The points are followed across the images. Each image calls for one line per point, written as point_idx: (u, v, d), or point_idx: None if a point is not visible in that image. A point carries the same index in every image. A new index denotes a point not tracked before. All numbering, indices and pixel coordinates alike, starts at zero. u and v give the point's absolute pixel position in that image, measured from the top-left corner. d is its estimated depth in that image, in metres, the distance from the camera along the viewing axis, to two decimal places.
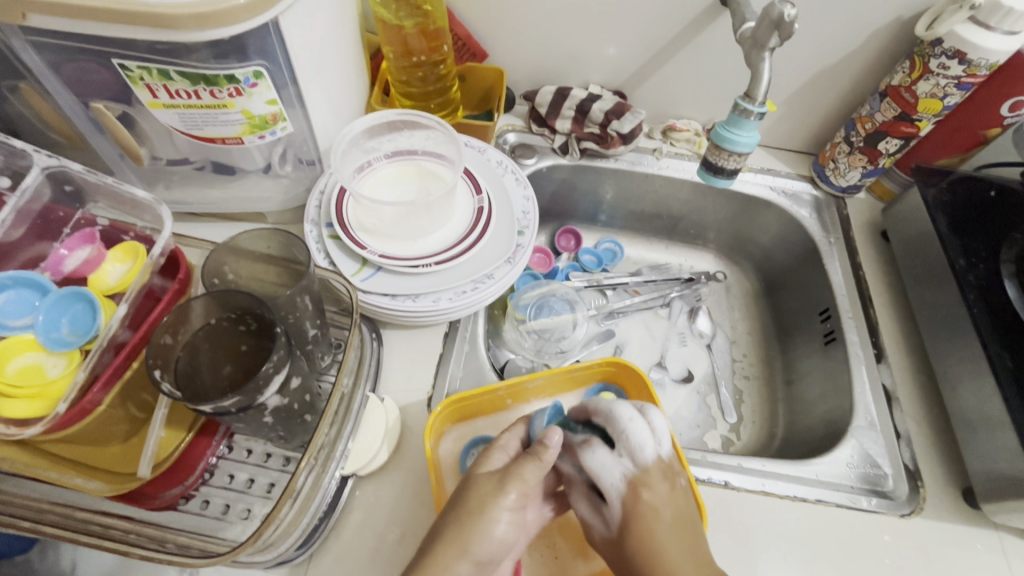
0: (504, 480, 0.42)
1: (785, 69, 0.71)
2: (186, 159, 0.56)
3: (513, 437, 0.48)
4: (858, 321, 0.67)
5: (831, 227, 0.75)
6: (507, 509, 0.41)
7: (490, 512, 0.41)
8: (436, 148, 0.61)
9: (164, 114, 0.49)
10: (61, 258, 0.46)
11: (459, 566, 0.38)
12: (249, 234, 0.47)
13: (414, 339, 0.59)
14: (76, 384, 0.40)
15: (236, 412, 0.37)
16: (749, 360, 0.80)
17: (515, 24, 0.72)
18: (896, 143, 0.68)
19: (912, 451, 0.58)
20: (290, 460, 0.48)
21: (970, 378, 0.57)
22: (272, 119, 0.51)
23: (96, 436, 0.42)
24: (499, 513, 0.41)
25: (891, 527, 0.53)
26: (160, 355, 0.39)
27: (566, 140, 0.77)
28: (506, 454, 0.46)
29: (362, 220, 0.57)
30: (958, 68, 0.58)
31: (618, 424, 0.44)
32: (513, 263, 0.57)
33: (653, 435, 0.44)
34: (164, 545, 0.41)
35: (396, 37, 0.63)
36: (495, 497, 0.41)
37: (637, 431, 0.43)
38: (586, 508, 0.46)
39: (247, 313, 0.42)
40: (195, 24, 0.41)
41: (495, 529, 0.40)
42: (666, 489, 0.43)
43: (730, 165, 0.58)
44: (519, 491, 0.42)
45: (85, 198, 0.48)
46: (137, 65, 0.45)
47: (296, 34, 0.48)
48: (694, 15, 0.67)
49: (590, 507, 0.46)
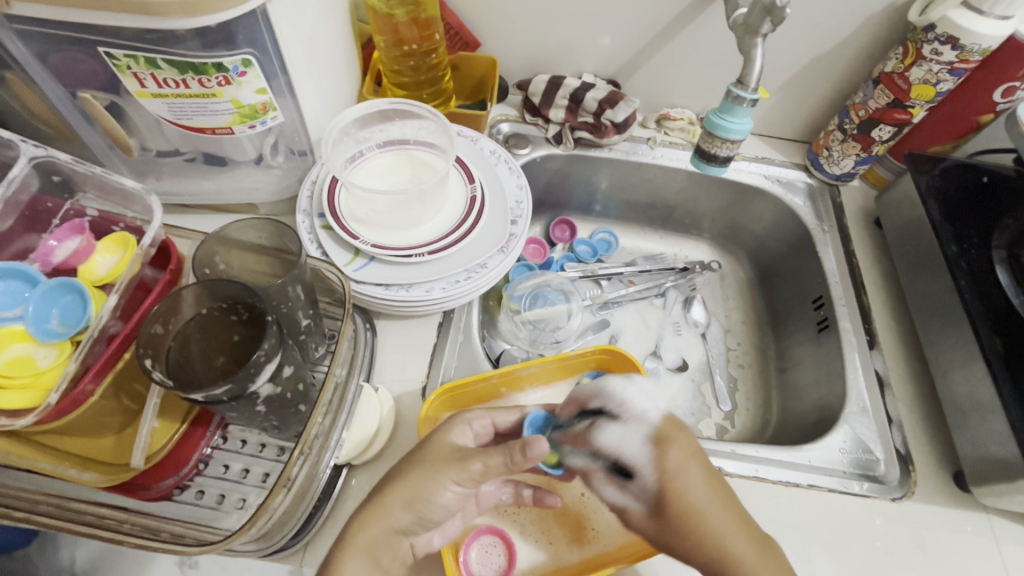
0: (463, 457, 0.43)
1: (779, 56, 0.71)
2: (176, 150, 0.55)
3: (486, 418, 0.49)
4: (851, 309, 0.68)
5: (825, 215, 0.75)
6: (454, 481, 0.43)
7: (437, 482, 0.42)
8: (428, 137, 0.61)
9: (152, 103, 0.48)
10: (50, 249, 0.45)
11: (400, 515, 0.42)
12: (240, 224, 0.46)
13: (409, 329, 0.59)
14: (66, 374, 0.40)
15: (228, 401, 0.37)
16: (743, 349, 0.80)
17: (508, 13, 0.71)
18: (889, 130, 0.68)
19: (904, 436, 0.59)
20: (284, 449, 0.48)
21: (962, 363, 0.57)
22: (262, 109, 0.51)
23: (89, 427, 0.43)
24: (445, 482, 0.42)
25: (883, 510, 0.54)
26: (151, 345, 0.39)
27: (560, 130, 0.76)
28: (470, 431, 0.47)
29: (354, 210, 0.56)
30: (951, 53, 0.58)
31: (615, 398, 0.47)
32: (506, 252, 0.57)
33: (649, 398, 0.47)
34: (158, 534, 0.41)
35: (387, 26, 0.63)
36: (449, 467, 0.42)
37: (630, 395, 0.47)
38: (613, 492, 0.46)
39: (238, 302, 0.41)
40: (182, 11, 0.41)
41: (439, 496, 0.42)
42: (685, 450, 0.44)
43: (723, 153, 0.57)
44: (475, 469, 0.43)
45: (74, 189, 0.47)
46: (124, 54, 0.44)
47: (285, 22, 0.48)
48: (688, 2, 0.67)
49: (618, 490, 0.45)
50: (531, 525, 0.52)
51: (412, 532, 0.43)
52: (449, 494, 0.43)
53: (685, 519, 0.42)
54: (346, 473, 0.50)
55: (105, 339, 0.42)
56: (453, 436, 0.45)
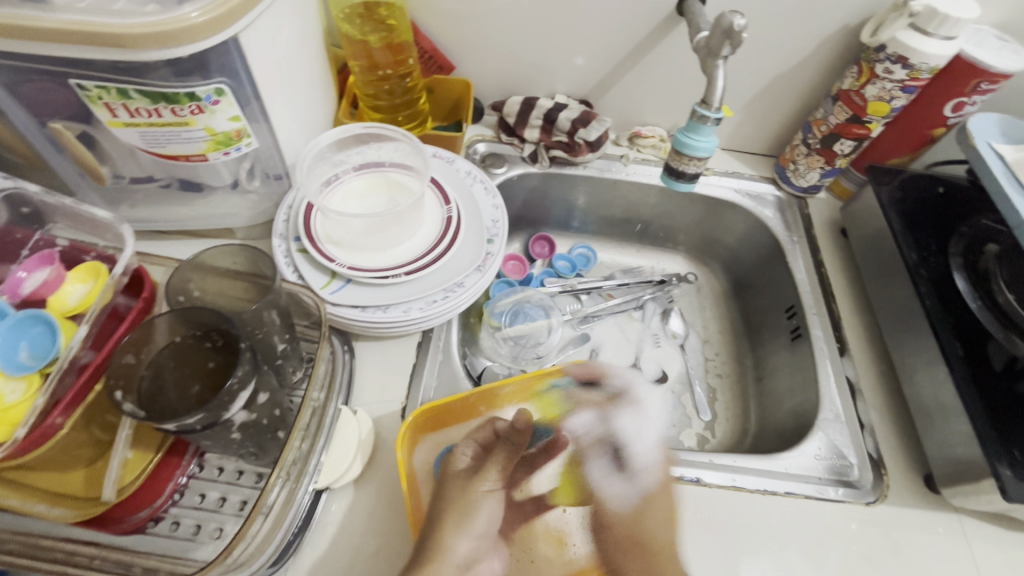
0: (476, 471, 0.51)
1: (743, 75, 0.74)
2: (150, 177, 0.55)
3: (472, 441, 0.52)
4: (821, 317, 0.70)
5: (794, 226, 0.78)
6: (485, 493, 0.50)
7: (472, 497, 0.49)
8: (404, 159, 0.62)
9: (125, 132, 0.49)
10: (19, 281, 0.44)
11: (460, 543, 0.46)
12: (214, 250, 0.47)
13: (388, 350, 0.59)
14: (35, 408, 0.39)
15: (201, 429, 0.37)
16: (721, 359, 0.82)
17: (480, 37, 0.73)
18: (850, 144, 0.71)
19: (875, 441, 0.60)
20: (262, 476, 0.48)
21: (926, 367, 0.59)
22: (236, 135, 0.51)
23: (59, 460, 0.42)
24: (479, 496, 0.49)
25: (858, 515, 0.55)
26: (122, 375, 0.39)
27: (535, 149, 0.78)
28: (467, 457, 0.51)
29: (330, 233, 0.57)
30: (902, 72, 0.61)
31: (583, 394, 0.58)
32: (483, 271, 0.58)
33: (639, 432, 0.57)
34: (130, 569, 0.41)
35: (362, 51, 0.64)
36: (470, 490, 0.49)
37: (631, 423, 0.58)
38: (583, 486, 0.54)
39: (212, 329, 0.41)
40: (153, 44, 0.41)
41: (478, 509, 0.48)
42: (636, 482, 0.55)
43: (690, 170, 0.59)
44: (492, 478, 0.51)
45: (45, 219, 0.47)
46: (95, 85, 0.45)
47: (257, 51, 0.48)
48: (654, 25, 0.69)
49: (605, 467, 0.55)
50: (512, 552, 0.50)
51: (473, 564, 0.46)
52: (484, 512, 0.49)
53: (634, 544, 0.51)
54: (327, 497, 0.50)
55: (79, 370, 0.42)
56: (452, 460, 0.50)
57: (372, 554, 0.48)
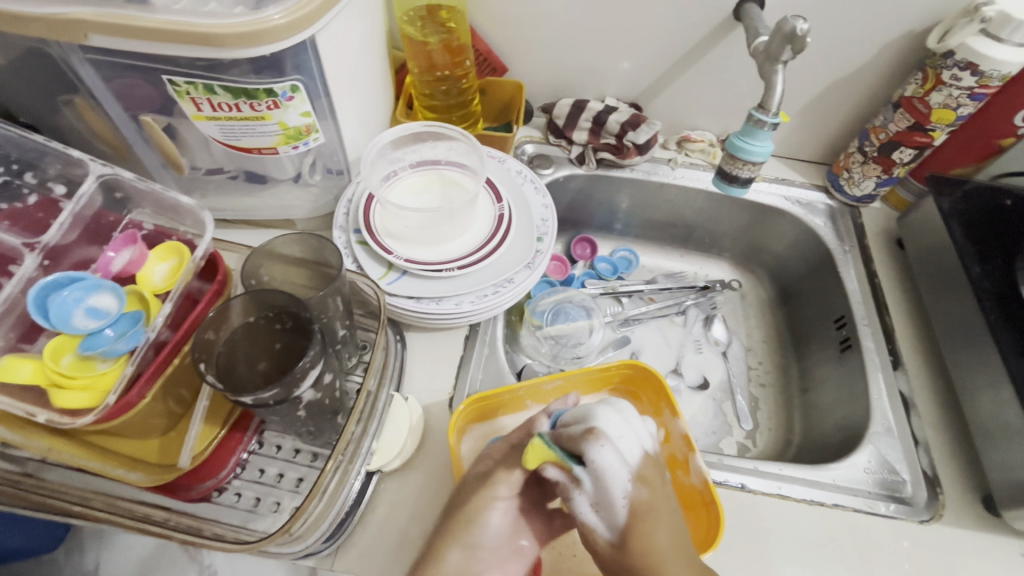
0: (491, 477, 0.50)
1: (797, 82, 0.73)
2: (222, 168, 0.59)
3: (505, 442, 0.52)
4: (873, 328, 0.68)
5: (846, 235, 0.76)
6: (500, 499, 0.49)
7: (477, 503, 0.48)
8: (458, 158, 0.64)
9: (206, 126, 0.52)
10: (109, 259, 0.48)
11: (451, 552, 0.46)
12: (283, 238, 0.50)
13: (437, 342, 0.61)
14: (122, 377, 0.42)
15: (273, 404, 0.39)
16: (764, 368, 0.81)
17: (535, 41, 0.75)
18: (910, 152, 0.69)
19: (930, 457, 0.58)
20: (318, 455, 0.50)
21: (987, 385, 0.57)
22: (305, 131, 0.54)
23: (139, 428, 0.45)
24: (493, 502, 0.49)
25: (910, 533, 0.54)
26: (203, 350, 0.41)
27: (583, 150, 0.79)
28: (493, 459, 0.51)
29: (388, 227, 0.60)
30: (970, 79, 0.59)
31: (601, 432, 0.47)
32: (532, 268, 0.59)
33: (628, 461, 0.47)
34: (201, 532, 0.43)
35: (421, 53, 0.67)
36: (485, 495, 0.49)
37: (622, 430, 0.48)
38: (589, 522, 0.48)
39: (283, 312, 0.44)
40: (240, 42, 0.44)
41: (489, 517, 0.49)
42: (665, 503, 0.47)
43: (744, 174, 0.59)
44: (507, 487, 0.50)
45: (131, 205, 0.51)
46: (184, 81, 0.48)
47: (329, 50, 0.51)
48: (709, 29, 0.69)
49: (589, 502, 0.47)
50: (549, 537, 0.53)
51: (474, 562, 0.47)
52: (495, 513, 0.49)
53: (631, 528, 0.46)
54: (377, 479, 0.52)
55: (225, 349, 0.44)
56: (481, 465, 0.51)
57: (419, 537, 0.50)
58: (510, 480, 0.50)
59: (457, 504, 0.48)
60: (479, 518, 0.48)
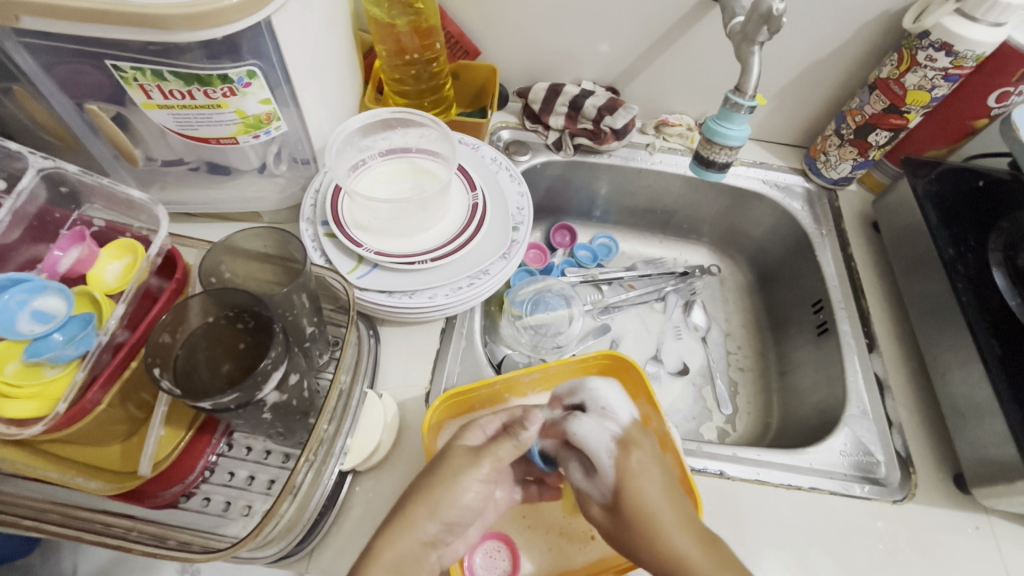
0: (480, 454, 0.45)
1: (775, 63, 0.72)
2: (180, 160, 0.56)
3: (493, 419, 0.48)
4: (850, 311, 0.68)
5: (823, 219, 0.76)
6: (479, 480, 0.44)
7: (462, 481, 0.43)
8: (430, 146, 0.62)
9: (158, 114, 0.49)
10: (56, 259, 0.46)
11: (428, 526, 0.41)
12: (245, 233, 0.47)
13: (412, 336, 0.59)
14: (75, 383, 0.40)
15: (235, 408, 0.37)
16: (744, 352, 0.81)
17: (508, 23, 0.72)
18: (885, 135, 0.68)
19: (903, 438, 0.59)
20: (290, 456, 0.49)
21: (959, 365, 0.58)
22: (266, 119, 0.51)
23: (95, 437, 0.43)
24: (470, 482, 0.43)
25: (884, 513, 0.54)
26: (160, 353, 0.39)
27: (559, 136, 0.77)
28: (483, 433, 0.47)
29: (357, 218, 0.57)
30: (945, 60, 0.59)
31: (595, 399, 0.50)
32: (508, 258, 0.58)
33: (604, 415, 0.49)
34: (165, 541, 0.42)
35: (389, 35, 0.64)
36: (470, 468, 0.44)
37: (610, 399, 0.50)
38: (579, 480, 0.47)
39: (244, 311, 0.42)
40: (189, 24, 0.41)
41: (463, 496, 0.43)
42: (650, 455, 0.45)
43: (721, 159, 0.58)
44: (494, 465, 0.45)
45: (81, 200, 0.48)
46: (130, 66, 0.45)
47: (288, 34, 0.48)
48: (685, 11, 0.68)
49: (583, 475, 0.46)
50: (519, 510, 0.54)
51: (442, 543, 0.43)
52: (471, 493, 0.43)
53: (643, 522, 0.40)
54: (351, 479, 0.51)
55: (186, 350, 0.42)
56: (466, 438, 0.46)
57: None
58: (498, 456, 0.45)
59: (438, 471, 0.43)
60: (457, 482, 0.43)
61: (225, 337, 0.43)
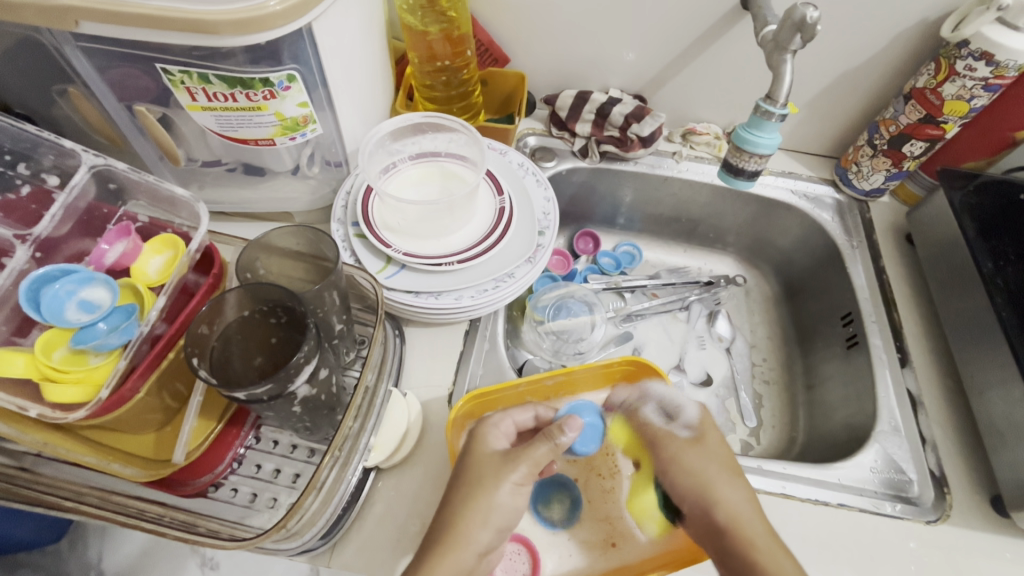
0: (515, 457, 0.48)
1: (806, 72, 0.71)
2: (219, 160, 0.58)
3: (507, 420, 0.51)
4: (881, 325, 0.67)
5: (854, 230, 0.74)
6: (514, 482, 0.46)
7: (496, 483, 0.46)
8: (459, 150, 0.63)
9: (201, 116, 0.51)
10: (102, 252, 0.48)
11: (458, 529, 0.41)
12: (279, 231, 0.49)
13: (436, 337, 0.60)
14: (117, 371, 0.42)
15: (268, 400, 0.38)
16: (769, 365, 0.79)
17: (537, 32, 0.73)
18: (921, 146, 0.67)
19: (938, 457, 0.57)
20: (315, 451, 0.50)
21: (998, 383, 0.56)
22: (302, 121, 0.53)
23: (132, 424, 0.44)
24: (504, 482, 0.46)
25: (917, 533, 0.53)
26: (197, 344, 0.41)
27: (585, 143, 0.77)
28: (501, 434, 0.50)
29: (386, 220, 0.59)
30: (986, 69, 0.57)
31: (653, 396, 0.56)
32: (533, 262, 0.58)
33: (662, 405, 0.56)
34: (194, 528, 0.43)
35: (421, 42, 0.65)
36: (500, 470, 0.46)
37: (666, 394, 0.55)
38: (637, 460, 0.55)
39: (277, 305, 0.43)
40: (234, 29, 0.43)
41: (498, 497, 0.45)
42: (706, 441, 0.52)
43: (750, 167, 0.58)
44: (529, 466, 0.48)
45: (127, 196, 0.50)
46: (178, 70, 0.47)
47: (328, 40, 0.50)
48: (717, 19, 0.68)
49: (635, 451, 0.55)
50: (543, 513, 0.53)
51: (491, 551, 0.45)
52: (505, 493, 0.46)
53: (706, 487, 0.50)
54: (374, 476, 0.51)
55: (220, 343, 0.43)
56: (488, 440, 0.49)
57: (417, 533, 0.49)
58: (532, 458, 0.48)
59: (472, 470, 0.46)
60: (490, 484, 0.46)
61: (257, 335, 0.44)
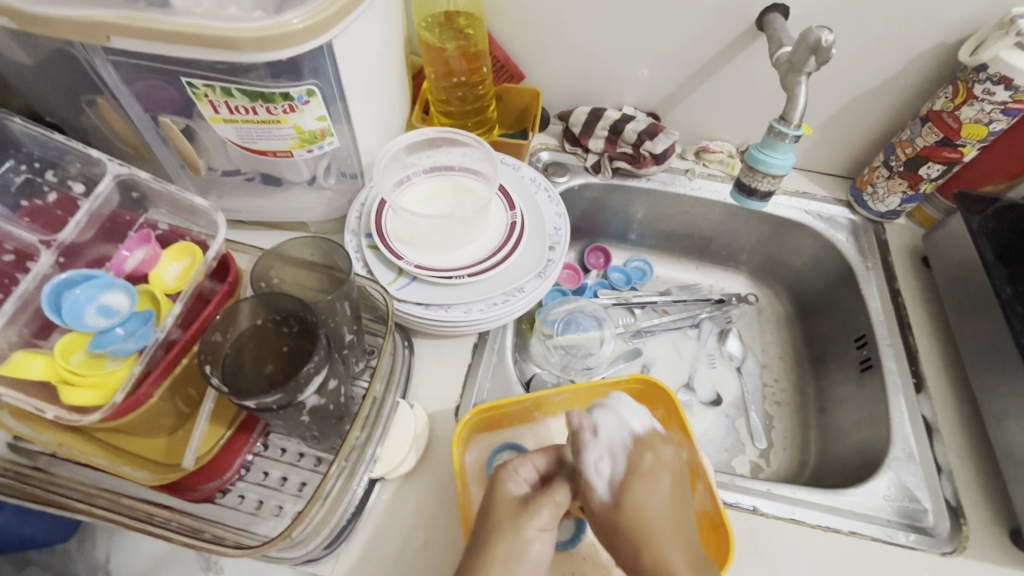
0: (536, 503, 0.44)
1: (822, 93, 0.71)
2: (238, 170, 0.59)
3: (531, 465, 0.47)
4: (895, 349, 0.65)
5: (868, 252, 0.74)
6: (540, 529, 0.43)
7: (524, 533, 0.42)
8: (472, 164, 0.64)
9: (223, 128, 0.52)
10: (123, 258, 0.49)
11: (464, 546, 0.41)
12: (295, 241, 0.50)
13: (444, 349, 0.60)
14: (131, 375, 0.42)
15: (277, 409, 0.39)
16: (781, 385, 0.78)
17: (552, 49, 0.74)
18: (938, 168, 0.66)
19: (953, 486, 0.56)
20: (321, 460, 0.50)
21: (1017, 412, 0.54)
22: (320, 134, 0.54)
23: (144, 428, 0.45)
24: (531, 532, 0.42)
25: (931, 565, 0.51)
26: (210, 351, 0.41)
27: (598, 159, 0.78)
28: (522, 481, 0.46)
29: (399, 232, 0.59)
30: (1004, 93, 0.57)
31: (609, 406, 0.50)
32: (543, 277, 0.59)
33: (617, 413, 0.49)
34: (200, 534, 0.43)
35: (439, 58, 0.66)
36: (522, 519, 0.42)
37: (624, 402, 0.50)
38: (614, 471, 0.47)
39: (290, 315, 0.44)
40: (257, 46, 0.44)
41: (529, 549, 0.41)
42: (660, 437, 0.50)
43: (763, 187, 0.58)
44: (552, 511, 0.44)
45: (148, 204, 0.52)
46: (202, 83, 0.48)
47: (347, 56, 0.51)
48: (731, 39, 0.68)
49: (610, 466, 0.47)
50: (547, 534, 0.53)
51: None
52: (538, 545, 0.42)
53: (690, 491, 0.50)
54: (380, 487, 0.52)
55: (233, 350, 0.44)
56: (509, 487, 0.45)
57: (419, 548, 0.49)
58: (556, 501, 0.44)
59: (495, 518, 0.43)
60: (522, 529, 0.42)
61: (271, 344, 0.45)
